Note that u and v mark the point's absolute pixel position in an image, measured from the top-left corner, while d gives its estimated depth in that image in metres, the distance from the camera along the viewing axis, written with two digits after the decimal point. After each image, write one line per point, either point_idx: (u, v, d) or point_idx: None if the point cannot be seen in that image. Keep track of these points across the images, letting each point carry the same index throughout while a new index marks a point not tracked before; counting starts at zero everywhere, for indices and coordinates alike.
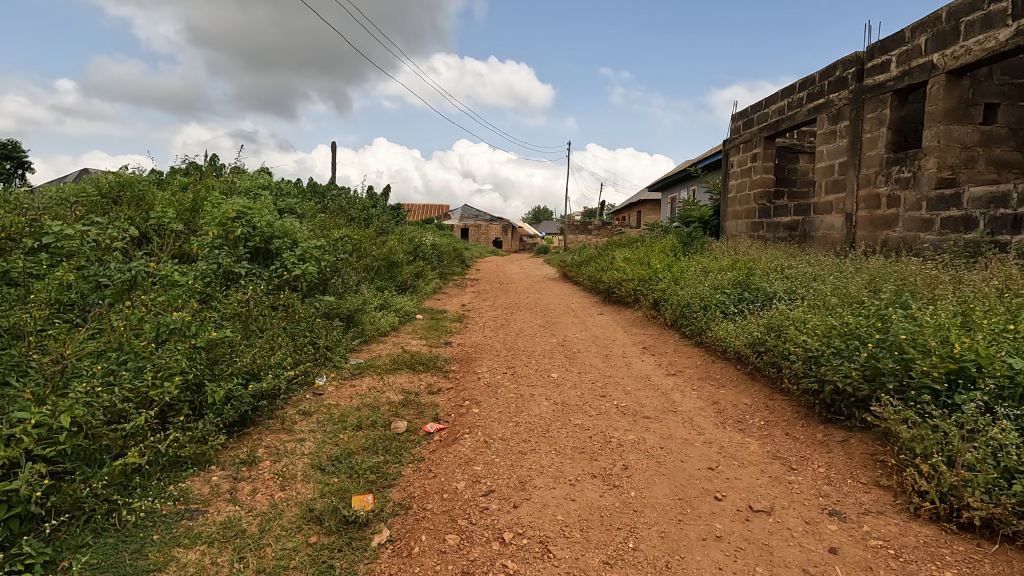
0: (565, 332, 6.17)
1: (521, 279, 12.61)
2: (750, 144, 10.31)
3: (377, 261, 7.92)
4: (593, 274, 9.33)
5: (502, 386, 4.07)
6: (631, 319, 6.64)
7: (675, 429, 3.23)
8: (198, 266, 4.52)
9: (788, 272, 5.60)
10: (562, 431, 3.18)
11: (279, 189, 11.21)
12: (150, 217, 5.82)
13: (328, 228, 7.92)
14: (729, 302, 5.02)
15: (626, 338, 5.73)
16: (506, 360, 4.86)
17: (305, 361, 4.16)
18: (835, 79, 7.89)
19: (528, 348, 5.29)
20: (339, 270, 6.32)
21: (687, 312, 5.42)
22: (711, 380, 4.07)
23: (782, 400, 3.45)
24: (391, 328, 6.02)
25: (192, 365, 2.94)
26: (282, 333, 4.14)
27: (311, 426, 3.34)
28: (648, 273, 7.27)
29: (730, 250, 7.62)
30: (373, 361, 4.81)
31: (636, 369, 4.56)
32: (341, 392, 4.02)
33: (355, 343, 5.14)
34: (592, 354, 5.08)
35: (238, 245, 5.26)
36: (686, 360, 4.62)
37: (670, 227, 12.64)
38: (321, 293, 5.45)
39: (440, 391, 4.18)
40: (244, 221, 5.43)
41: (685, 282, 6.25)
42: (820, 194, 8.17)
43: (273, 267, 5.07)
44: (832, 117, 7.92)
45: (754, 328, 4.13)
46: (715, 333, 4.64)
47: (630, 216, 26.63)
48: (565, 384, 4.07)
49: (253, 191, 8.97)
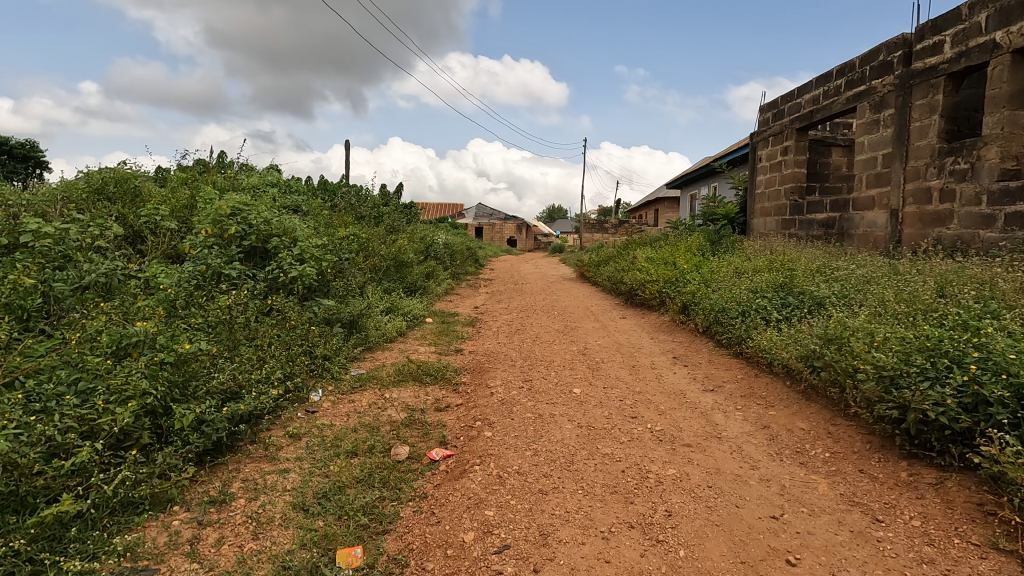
0: (585, 338, 5.68)
1: (537, 279, 12.11)
2: (780, 136, 9.70)
3: (385, 261, 7.50)
4: (613, 274, 8.82)
5: (518, 404, 3.60)
6: (657, 324, 6.13)
7: (724, 461, 2.73)
8: (183, 268, 4.14)
9: (835, 273, 5.05)
10: (589, 463, 2.70)
11: (287, 186, 10.85)
12: (142, 215, 5.46)
13: (333, 227, 7.52)
14: (771, 308, 4.49)
15: (653, 346, 5.23)
16: (522, 371, 4.39)
17: (298, 374, 3.73)
18: (878, 64, 7.28)
19: (547, 357, 4.82)
20: (342, 271, 5.90)
21: (723, 318, 4.90)
22: (757, 399, 3.56)
23: (848, 426, 2.93)
24: (398, 335, 5.58)
25: (156, 384, 2.50)
26: (271, 342, 3.72)
27: (299, 453, 2.91)
28: (674, 274, 6.74)
29: (763, 250, 7.06)
30: (375, 372, 4.36)
31: (669, 384, 4.06)
32: (338, 410, 3.58)
33: (357, 351, 4.71)
34: (617, 365, 4.58)
35: (232, 245, 4.86)
36: (725, 374, 4.11)
37: (692, 225, 12.06)
38: (321, 296, 5.03)
39: (448, 409, 3.73)
40: (238, 218, 5.05)
41: (717, 284, 5.72)
42: (860, 189, 7.57)
43: (269, 268, 4.66)
44: (875, 106, 7.32)
45: (807, 340, 3.60)
46: (757, 343, 4.12)
47: (648, 214, 25.94)
48: (589, 402, 3.58)
49: (258, 188, 8.62)
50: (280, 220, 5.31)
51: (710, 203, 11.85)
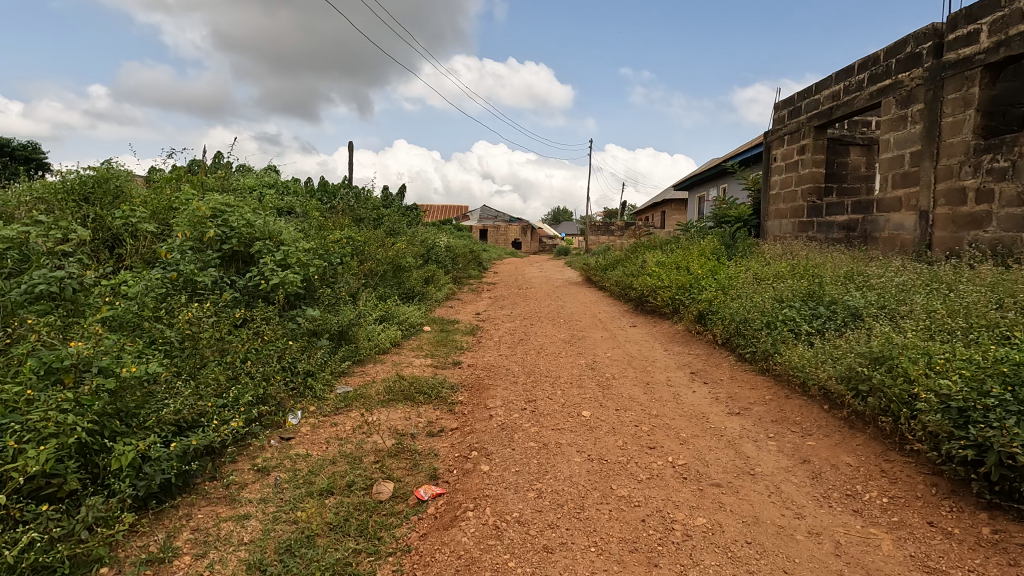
0: (594, 350, 5.26)
1: (542, 283, 11.71)
2: (797, 134, 9.26)
3: (381, 266, 7.10)
4: (622, 279, 8.39)
5: (520, 430, 3.19)
6: (670, 334, 5.70)
7: (762, 508, 2.31)
8: (149, 275, 3.80)
9: (868, 281, 4.62)
10: (603, 510, 2.29)
11: (284, 187, 10.49)
12: (118, 216, 5.09)
13: (327, 229, 7.13)
14: (800, 320, 4.06)
15: (668, 360, 4.80)
16: (525, 388, 3.98)
17: (274, 394, 3.33)
18: (904, 57, 6.85)
19: (552, 372, 4.40)
20: (333, 277, 5.52)
21: (745, 331, 4.47)
22: (791, 425, 3.13)
23: (905, 464, 2.50)
24: (391, 345, 5.19)
25: (87, 418, 2.11)
26: (243, 360, 3.33)
27: (265, 492, 2.51)
28: (688, 280, 6.32)
29: (783, 254, 6.62)
30: (363, 390, 3.97)
31: (688, 405, 3.63)
32: (316, 436, 3.18)
33: (344, 365, 4.32)
34: (630, 381, 4.16)
35: (211, 249, 4.49)
36: (751, 394, 3.69)
37: (703, 227, 11.61)
38: (308, 305, 4.64)
39: (441, 434, 3.32)
40: (219, 220, 4.67)
41: (736, 292, 5.30)
42: (885, 190, 7.13)
43: (249, 275, 4.27)
44: (902, 101, 6.87)
45: (848, 358, 3.17)
46: (788, 359, 3.69)
47: (655, 215, 25.52)
48: (601, 428, 3.16)
49: (251, 189, 8.26)
50: (266, 222, 4.93)
51: (722, 204, 11.41)
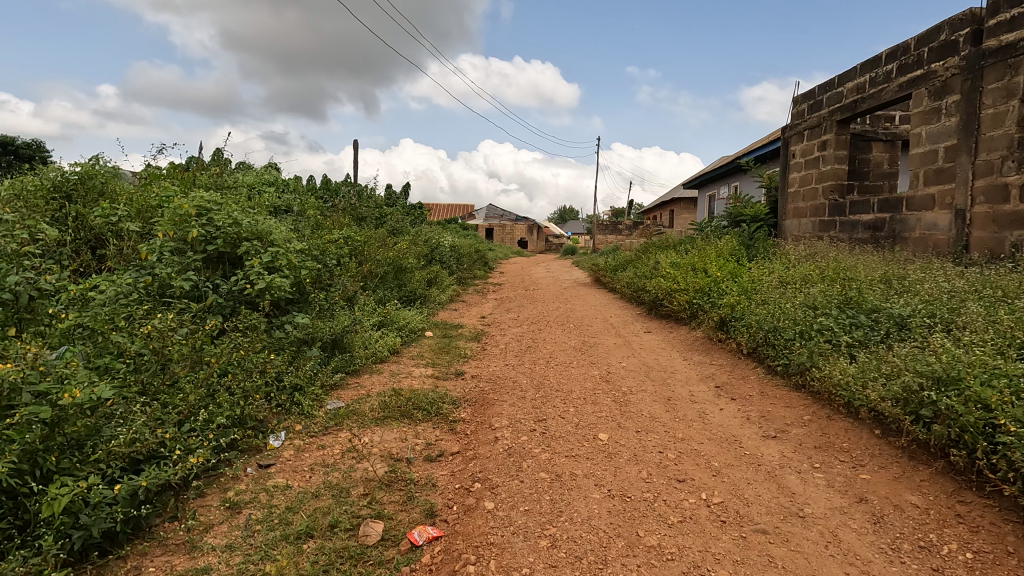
0: (607, 359, 4.88)
1: (550, 284, 11.33)
2: (818, 129, 8.83)
3: (381, 267, 6.74)
4: (634, 281, 7.99)
5: (530, 456, 2.82)
6: (689, 341, 5.32)
7: (820, 563, 1.93)
8: (118, 280, 3.55)
9: (909, 287, 4.22)
10: (629, 566, 1.92)
11: (284, 185, 10.17)
12: (99, 214, 4.76)
13: (324, 228, 6.79)
14: (839, 330, 3.67)
15: (689, 371, 4.42)
16: (534, 405, 3.61)
17: (253, 415, 2.98)
18: (939, 45, 6.43)
19: (564, 385, 4.03)
20: (327, 280, 5.17)
21: (775, 341, 4.08)
22: (839, 454, 2.75)
23: (986, 509, 2.12)
24: (389, 354, 4.84)
25: (9, 459, 1.75)
26: (218, 376, 3.00)
27: (233, 535, 2.15)
28: (706, 283, 5.92)
29: (808, 256, 6.22)
30: (356, 406, 3.61)
31: (717, 427, 3.25)
32: (299, 462, 2.82)
33: (337, 377, 3.97)
34: (649, 397, 3.79)
35: (194, 250, 4.15)
36: (787, 414, 3.30)
37: (717, 226, 11.19)
38: (298, 310, 4.28)
39: (441, 459, 2.97)
40: (204, 219, 4.34)
41: (761, 297, 4.90)
42: (916, 187, 6.70)
43: (234, 279, 3.93)
44: (936, 92, 6.45)
45: (904, 377, 2.79)
46: (829, 375, 3.30)
47: (663, 215, 25.06)
48: (621, 455, 2.79)
49: (246, 187, 7.93)
50: (255, 220, 4.58)
51: (736, 202, 10.97)
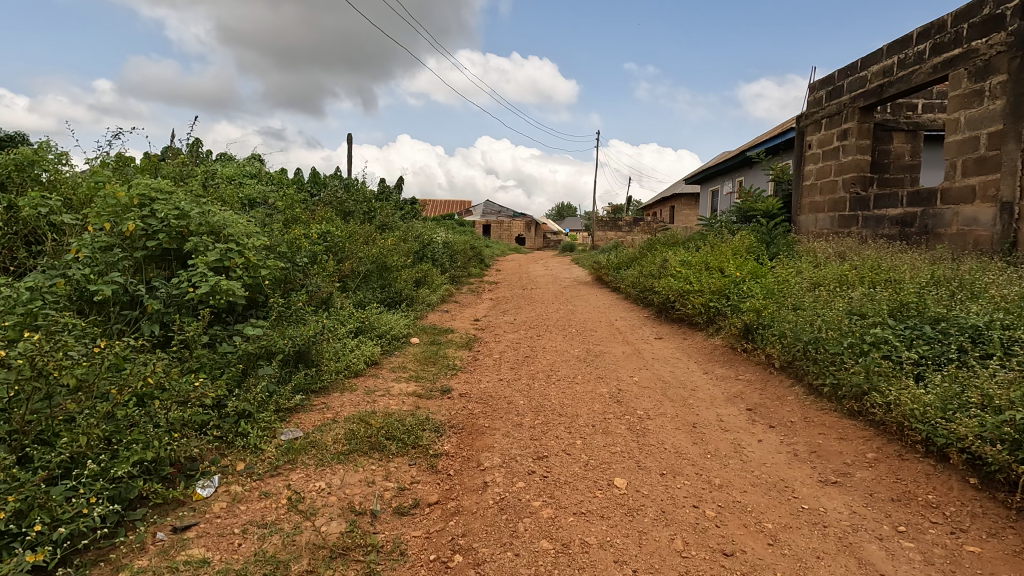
0: (615, 372, 4.27)
1: (549, 283, 10.71)
2: (838, 116, 8.19)
3: (362, 266, 6.09)
4: (640, 281, 7.37)
5: (526, 513, 2.20)
6: (707, 351, 4.70)
7: None
8: (23, 283, 2.92)
9: (969, 291, 3.62)
10: None
11: (265, 178, 9.51)
12: (30, 204, 4.12)
13: (301, 223, 6.16)
14: (899, 345, 3.06)
15: (713, 388, 3.80)
16: (533, 434, 2.99)
17: (170, 460, 2.35)
18: (981, 20, 5.81)
19: (568, 406, 3.42)
20: (296, 280, 4.54)
21: (815, 355, 3.46)
22: (926, 512, 2.14)
23: None
24: (366, 366, 4.22)
25: None
26: (130, 406, 2.38)
27: None
28: (724, 285, 5.30)
29: (837, 254, 5.60)
30: (317, 436, 2.99)
31: (761, 466, 2.62)
32: (228, 522, 2.18)
33: (298, 398, 3.35)
34: (671, 424, 3.17)
35: (129, 246, 3.52)
36: (843, 450, 2.70)
37: (726, 222, 10.56)
38: (255, 317, 3.65)
39: (415, 510, 2.35)
40: (146, 210, 3.70)
41: (792, 301, 4.29)
42: (953, 178, 6.08)
43: (173, 282, 3.30)
44: (977, 72, 5.83)
45: (1010, 414, 2.18)
46: (897, 404, 2.68)
47: (664, 212, 24.39)
48: (645, 513, 2.17)
49: (217, 180, 7.28)
50: (209, 210, 3.94)
51: (746, 197, 10.34)
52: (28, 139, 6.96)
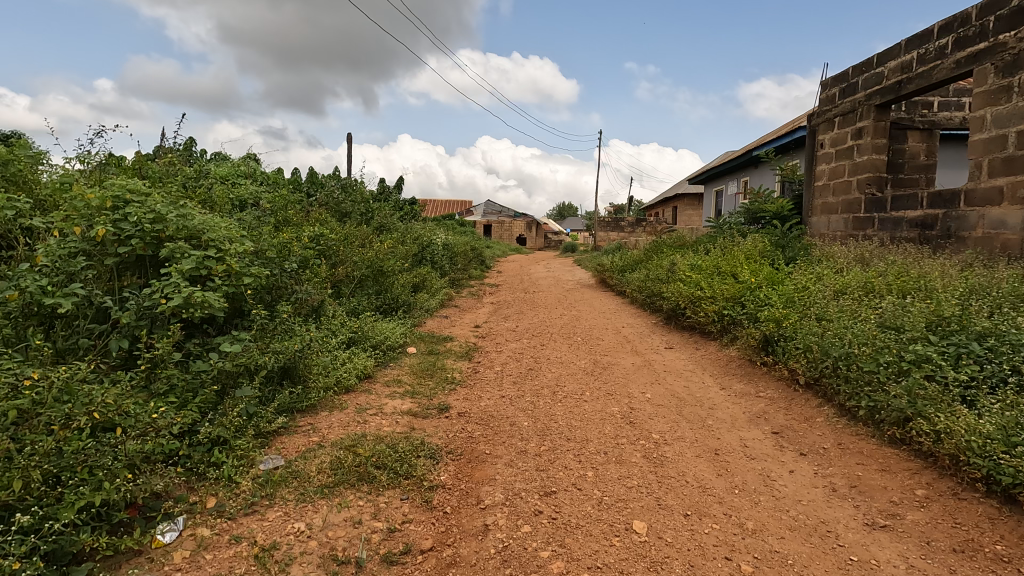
0: (626, 387, 3.97)
1: (552, 286, 10.41)
2: (852, 114, 7.88)
3: (357, 271, 5.79)
4: (647, 286, 7.08)
5: (532, 568, 1.91)
6: (722, 363, 4.40)
7: None
8: None
9: (1013, 303, 3.31)
10: None
11: (260, 178, 9.23)
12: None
13: (293, 225, 5.88)
14: (944, 364, 2.76)
15: (732, 407, 3.51)
16: (538, 464, 2.70)
17: (126, 502, 2.07)
18: (1008, 13, 5.51)
19: (576, 429, 3.12)
20: (285, 287, 4.25)
21: (847, 373, 3.16)
22: (997, 569, 1.85)
23: None
24: (358, 381, 3.93)
25: None
26: (81, 440, 2.09)
27: None
28: (738, 292, 5.00)
29: (858, 260, 5.30)
30: (299, 465, 2.70)
31: (795, 504, 2.33)
32: None
33: (281, 420, 3.06)
34: (690, 450, 2.87)
35: (99, 252, 3.24)
36: (889, 485, 2.40)
37: (734, 224, 10.25)
38: (237, 330, 3.37)
39: (405, 559, 2.07)
40: (118, 213, 3.40)
41: (815, 311, 3.99)
42: (978, 178, 5.78)
43: (144, 293, 3.02)
44: (1004, 67, 5.53)
45: None
46: (949, 435, 2.38)
47: (667, 212, 24.08)
48: (669, 569, 1.88)
49: (206, 180, 7.00)
50: (189, 212, 3.65)
51: (755, 197, 10.04)
52: (10, 137, 6.67)
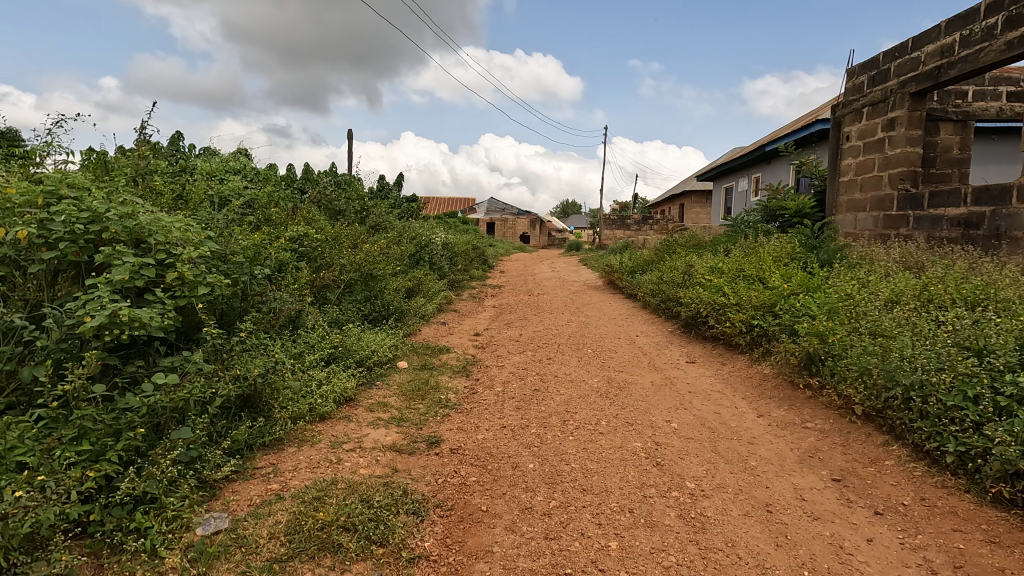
0: (647, 413, 3.42)
1: (557, 287, 9.84)
2: (884, 103, 7.27)
3: (344, 275, 5.25)
4: (660, 290, 6.52)
5: None
6: (755, 383, 3.84)
7: None
8: None
9: None
10: None
11: (248, 173, 8.69)
12: None
13: (274, 224, 5.35)
14: None
15: (777, 443, 2.95)
16: (546, 526, 2.15)
17: None
18: None
19: (593, 473, 2.57)
20: (255, 294, 3.72)
21: (922, 406, 2.60)
22: None
23: None
24: (337, 406, 3.40)
25: None
26: None
27: None
28: (768, 299, 4.44)
29: (902, 264, 4.72)
30: (248, 527, 2.15)
31: None
32: None
33: (232, 463, 2.51)
34: (736, 506, 2.31)
35: (19, 255, 2.71)
36: (1007, 567, 1.85)
37: (751, 222, 9.66)
38: (187, 350, 2.83)
39: None
40: (48, 210, 2.87)
41: (868, 325, 3.42)
42: None
43: (66, 308, 2.49)
44: None
45: None
46: None
47: (674, 210, 23.47)
48: None
49: (184, 175, 6.47)
50: (136, 209, 3.11)
51: (774, 194, 9.43)
52: None
